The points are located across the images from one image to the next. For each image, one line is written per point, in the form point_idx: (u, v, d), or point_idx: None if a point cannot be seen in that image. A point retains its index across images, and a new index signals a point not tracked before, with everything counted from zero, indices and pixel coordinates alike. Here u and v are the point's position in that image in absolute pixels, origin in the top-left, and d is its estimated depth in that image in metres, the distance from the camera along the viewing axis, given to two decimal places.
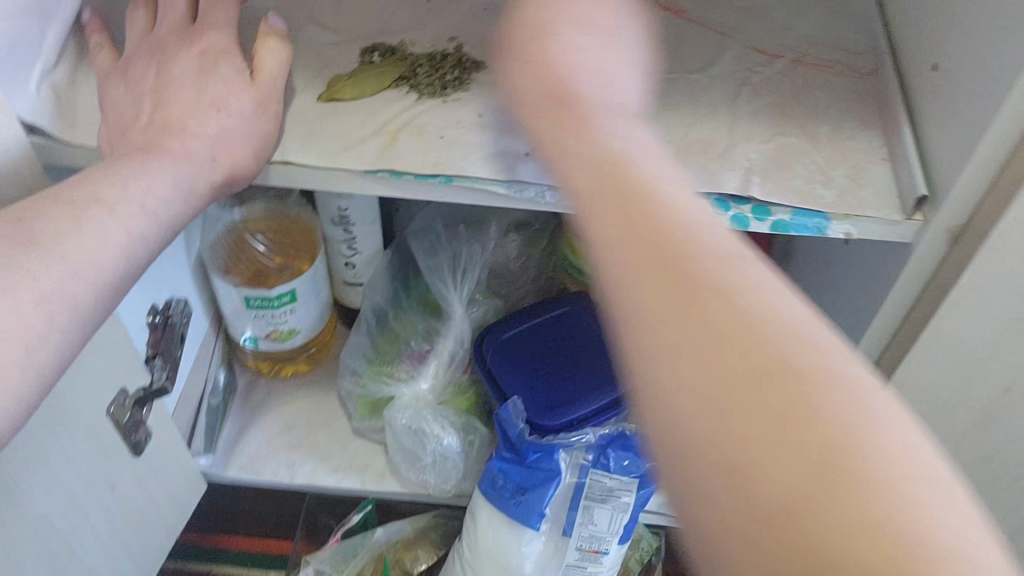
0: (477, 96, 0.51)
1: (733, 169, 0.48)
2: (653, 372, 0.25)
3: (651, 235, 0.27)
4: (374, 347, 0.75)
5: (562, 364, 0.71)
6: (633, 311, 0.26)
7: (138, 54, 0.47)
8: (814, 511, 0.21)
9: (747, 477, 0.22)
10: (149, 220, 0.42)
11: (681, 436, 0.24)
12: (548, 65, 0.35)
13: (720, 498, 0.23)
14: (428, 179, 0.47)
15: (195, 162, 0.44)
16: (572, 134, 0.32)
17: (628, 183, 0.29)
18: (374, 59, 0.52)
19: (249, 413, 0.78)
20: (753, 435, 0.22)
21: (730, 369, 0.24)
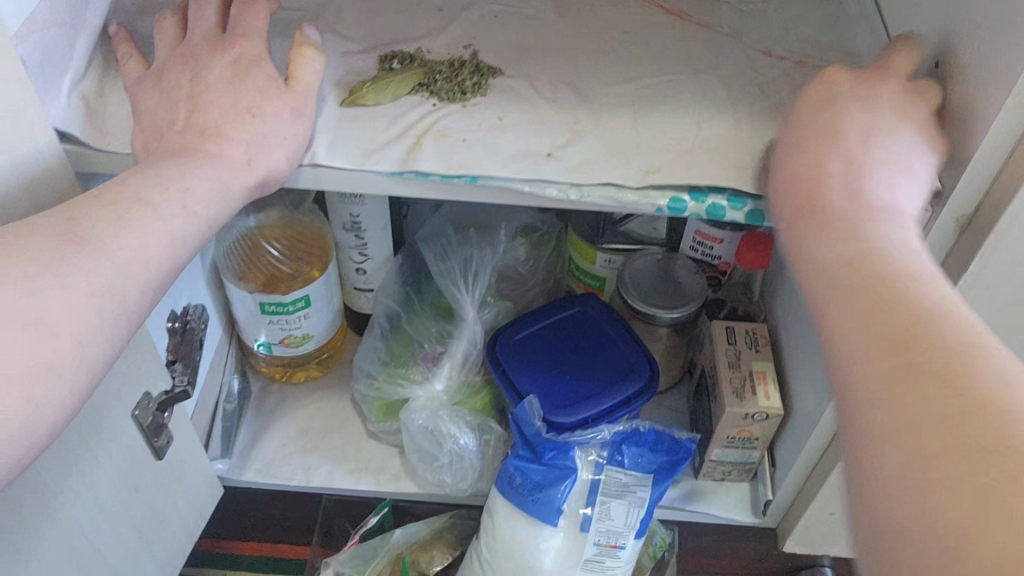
0: (496, 99, 0.53)
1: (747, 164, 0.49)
2: (873, 425, 0.30)
3: (872, 305, 0.33)
4: (388, 350, 0.76)
5: (574, 363, 0.73)
6: (860, 375, 0.32)
7: (171, 63, 0.48)
8: (976, 524, 0.26)
9: (932, 499, 0.27)
10: (192, 222, 0.43)
11: (886, 475, 0.29)
12: (835, 157, 0.42)
13: (910, 520, 0.28)
14: (452, 179, 0.49)
15: (233, 165, 0.45)
16: (834, 238, 0.38)
17: (867, 268, 0.35)
18: (394, 66, 0.54)
19: (263, 418, 0.79)
20: (943, 444, 0.28)
21: (923, 400, 0.29)
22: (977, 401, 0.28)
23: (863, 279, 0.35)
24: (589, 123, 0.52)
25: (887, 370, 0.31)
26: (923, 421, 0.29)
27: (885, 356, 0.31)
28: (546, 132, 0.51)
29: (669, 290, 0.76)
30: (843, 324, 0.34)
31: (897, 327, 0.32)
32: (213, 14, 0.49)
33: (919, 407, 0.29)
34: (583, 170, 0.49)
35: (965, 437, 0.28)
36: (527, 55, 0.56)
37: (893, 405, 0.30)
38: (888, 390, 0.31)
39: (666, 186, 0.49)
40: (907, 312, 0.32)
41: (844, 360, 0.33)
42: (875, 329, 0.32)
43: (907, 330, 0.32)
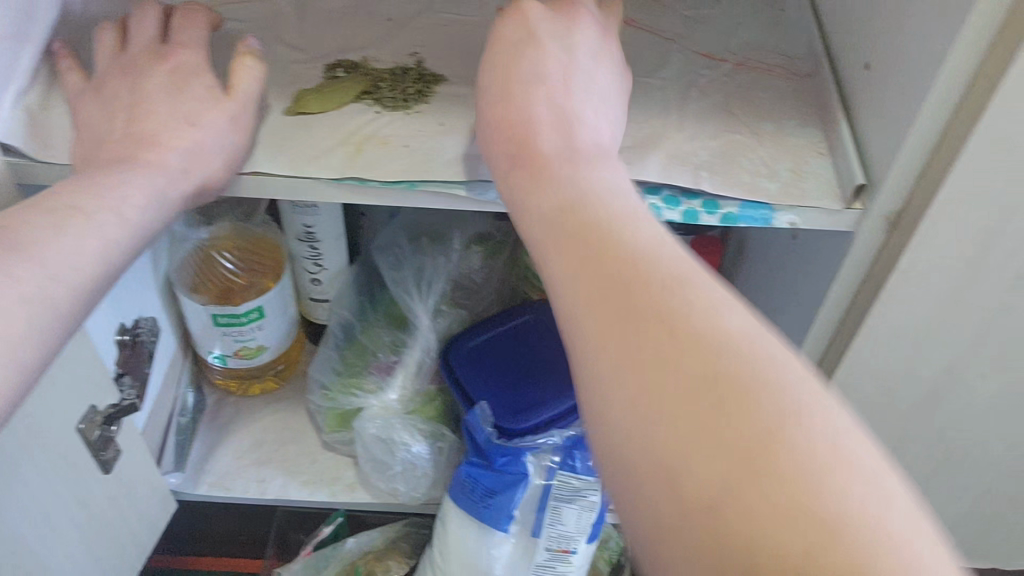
0: (439, 106, 0.53)
1: (683, 165, 0.51)
2: (613, 399, 0.30)
3: (633, 299, 0.31)
4: (341, 360, 0.76)
5: (526, 370, 0.73)
6: (591, 343, 0.31)
7: (111, 74, 0.48)
8: (736, 500, 0.26)
9: (686, 475, 0.27)
10: (128, 230, 0.44)
11: (634, 449, 0.28)
12: (538, 113, 0.41)
13: (665, 500, 0.27)
14: (393, 185, 0.50)
15: (170, 172, 0.45)
16: (556, 188, 0.37)
17: (609, 245, 0.33)
18: (339, 74, 0.54)
19: (218, 430, 0.79)
20: (727, 488, 0.26)
21: (697, 427, 0.27)
22: (707, 361, 0.28)
23: (587, 237, 0.34)
24: None
25: (616, 341, 0.30)
26: (694, 452, 0.27)
27: (611, 320, 0.31)
28: None
29: None
30: (573, 289, 0.32)
31: (619, 289, 0.31)
32: (152, 26, 0.50)
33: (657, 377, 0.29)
34: None
35: (704, 403, 0.28)
36: (471, 61, 0.57)
37: (628, 376, 0.29)
38: (621, 358, 0.30)
39: None
40: (623, 271, 0.32)
41: (575, 329, 0.32)
42: (597, 292, 0.32)
43: (635, 289, 0.31)
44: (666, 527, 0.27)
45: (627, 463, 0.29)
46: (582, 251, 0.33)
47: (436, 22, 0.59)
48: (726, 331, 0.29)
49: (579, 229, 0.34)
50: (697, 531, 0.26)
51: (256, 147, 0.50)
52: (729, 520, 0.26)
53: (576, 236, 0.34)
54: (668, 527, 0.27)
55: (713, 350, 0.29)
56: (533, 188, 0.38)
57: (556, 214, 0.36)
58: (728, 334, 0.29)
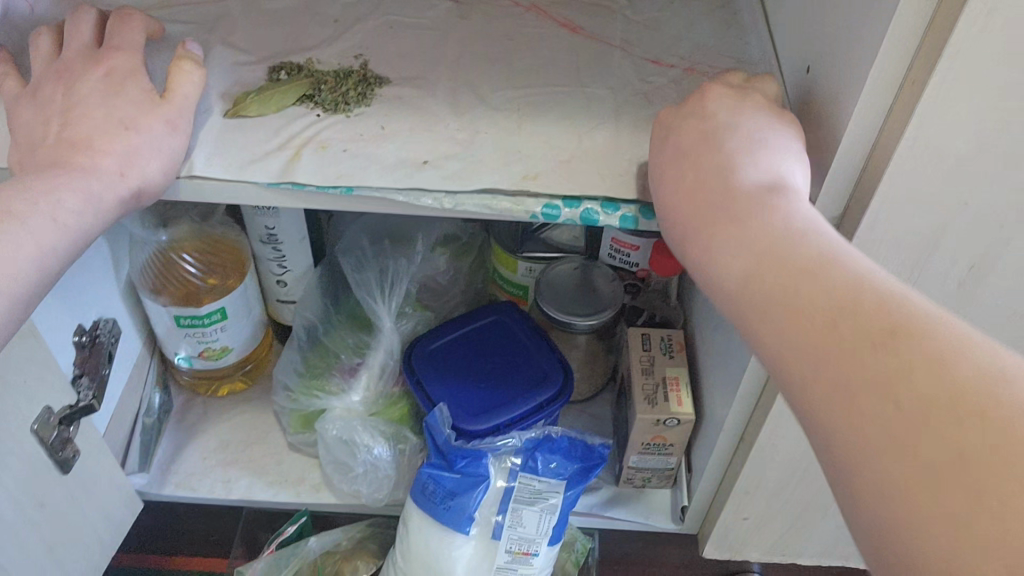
0: (381, 108, 0.53)
1: (623, 172, 0.50)
2: (810, 396, 0.32)
3: (826, 299, 0.33)
4: (305, 362, 0.77)
5: (489, 372, 0.73)
6: (788, 343, 0.34)
7: (47, 78, 0.48)
8: (928, 473, 0.27)
9: (878, 450, 0.29)
10: (60, 237, 0.42)
11: (837, 439, 0.31)
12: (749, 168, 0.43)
13: (868, 478, 0.29)
14: (328, 190, 0.49)
15: (105, 177, 0.43)
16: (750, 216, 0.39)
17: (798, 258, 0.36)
18: (281, 76, 0.54)
19: (185, 431, 0.79)
20: (916, 457, 0.28)
21: (881, 408, 0.29)
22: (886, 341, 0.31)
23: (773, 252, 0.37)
24: (473, 132, 0.52)
25: (805, 340, 0.33)
26: (882, 432, 0.29)
27: (801, 321, 0.34)
28: (427, 141, 0.52)
29: (587, 298, 0.76)
30: (761, 302, 0.36)
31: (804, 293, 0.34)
32: (87, 31, 0.50)
33: (843, 362, 0.31)
34: (459, 178, 0.50)
35: (885, 378, 0.30)
36: (416, 65, 0.57)
37: (821, 374, 0.32)
38: (810, 352, 0.33)
39: (541, 193, 0.49)
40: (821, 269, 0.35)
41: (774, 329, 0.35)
42: (790, 303, 0.34)
43: (806, 293, 0.34)
44: (873, 498, 0.29)
45: (831, 458, 0.31)
46: (762, 268, 0.37)
47: (384, 26, 0.59)
48: (902, 310, 0.31)
49: (767, 247, 0.37)
50: (896, 504, 0.28)
51: (195, 150, 0.50)
52: (923, 493, 0.27)
53: (765, 252, 0.37)
54: (881, 507, 0.29)
55: (890, 329, 0.31)
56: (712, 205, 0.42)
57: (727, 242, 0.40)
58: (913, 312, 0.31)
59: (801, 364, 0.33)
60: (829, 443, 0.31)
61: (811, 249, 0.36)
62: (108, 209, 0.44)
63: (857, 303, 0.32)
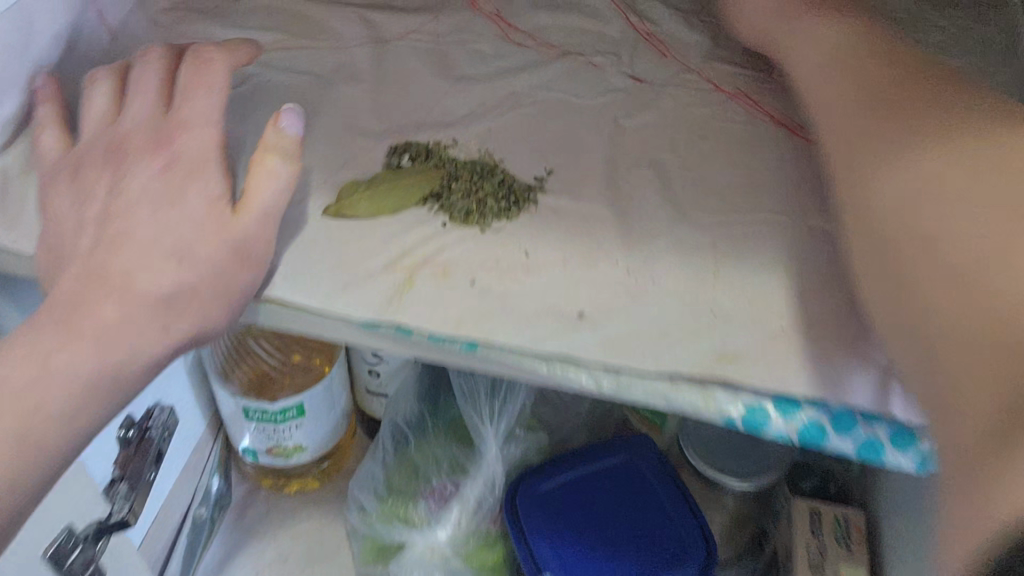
0: (529, 225, 0.39)
1: (861, 365, 0.34)
2: (891, 182, 0.31)
3: (909, 116, 0.32)
4: (387, 481, 0.62)
5: (613, 530, 0.58)
6: (858, 140, 0.34)
7: (93, 152, 0.36)
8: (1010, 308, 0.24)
9: (942, 271, 0.27)
10: (63, 431, 0.30)
11: (888, 223, 0.30)
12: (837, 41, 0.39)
13: (913, 264, 0.29)
14: (444, 342, 0.36)
15: (146, 336, 0.32)
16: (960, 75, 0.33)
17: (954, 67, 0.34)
18: (404, 162, 0.42)
19: (241, 533, 0.67)
20: (988, 278, 0.25)
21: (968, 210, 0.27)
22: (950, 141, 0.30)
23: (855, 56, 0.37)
24: (650, 275, 0.37)
25: (873, 122, 0.34)
26: (949, 221, 0.28)
27: (889, 124, 0.33)
28: (586, 284, 0.37)
29: (743, 450, 0.61)
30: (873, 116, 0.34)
31: (931, 123, 0.31)
32: (154, 85, 0.37)
33: (908, 137, 0.32)
34: (626, 348, 0.35)
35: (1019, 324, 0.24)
36: (582, 171, 0.42)
37: (893, 152, 0.32)
38: (910, 177, 0.30)
39: (743, 387, 0.34)
40: (961, 114, 0.30)
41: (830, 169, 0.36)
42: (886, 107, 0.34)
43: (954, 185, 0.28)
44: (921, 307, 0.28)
45: (868, 218, 0.32)
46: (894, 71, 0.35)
47: (543, 113, 0.45)
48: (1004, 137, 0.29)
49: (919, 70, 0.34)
50: (958, 313, 0.26)
51: (276, 266, 0.37)
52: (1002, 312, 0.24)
53: (911, 77, 0.34)
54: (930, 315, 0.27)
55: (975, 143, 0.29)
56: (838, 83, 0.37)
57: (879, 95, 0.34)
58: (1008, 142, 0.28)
59: (861, 150, 0.33)
60: (873, 216, 0.31)
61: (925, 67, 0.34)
62: (137, 381, 0.32)
63: (989, 150, 0.28)
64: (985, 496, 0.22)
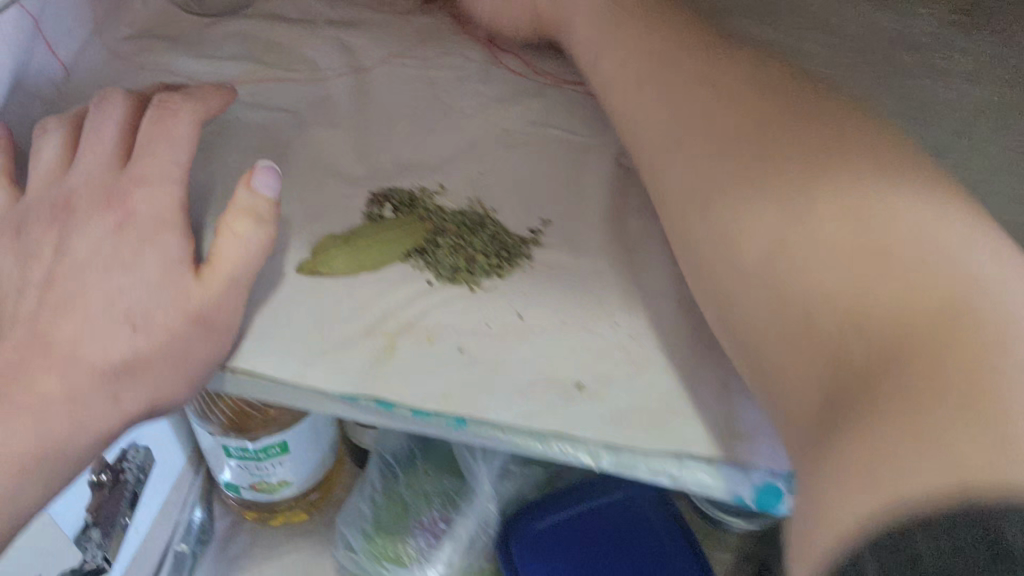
0: (521, 282, 0.37)
1: None
2: (717, 192, 0.29)
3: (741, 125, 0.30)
4: (374, 517, 0.60)
5: (609, 569, 0.56)
6: (700, 151, 0.31)
7: (40, 211, 0.32)
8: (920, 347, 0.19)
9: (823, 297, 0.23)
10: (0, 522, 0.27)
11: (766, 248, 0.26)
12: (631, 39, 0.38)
13: (759, 292, 0.26)
14: (430, 417, 0.33)
15: (98, 415, 0.28)
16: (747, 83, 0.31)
17: (736, 75, 0.32)
18: (385, 212, 0.39)
19: (224, 568, 0.65)
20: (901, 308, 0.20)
21: (831, 197, 0.24)
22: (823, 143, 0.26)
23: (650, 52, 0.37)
24: (650, 340, 0.35)
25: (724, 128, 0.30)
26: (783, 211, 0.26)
27: (735, 134, 0.29)
28: (583, 354, 0.35)
29: None
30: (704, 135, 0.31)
31: (755, 136, 0.29)
32: (111, 136, 0.34)
33: (752, 149, 0.28)
34: (628, 424, 0.33)
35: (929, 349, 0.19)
36: (580, 221, 0.40)
37: (733, 165, 0.29)
38: (757, 184, 0.27)
39: (754, 467, 0.32)
40: (815, 107, 0.28)
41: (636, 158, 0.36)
42: (743, 112, 0.30)
43: (823, 173, 0.25)
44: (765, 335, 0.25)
45: (680, 214, 0.31)
46: (701, 88, 0.33)
47: (539, 156, 0.43)
48: (870, 142, 0.26)
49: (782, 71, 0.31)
50: (844, 339, 0.21)
51: (246, 332, 0.34)
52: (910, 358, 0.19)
53: (770, 82, 0.31)
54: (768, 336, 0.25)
55: (847, 142, 0.26)
56: (671, 86, 0.34)
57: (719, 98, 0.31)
58: (879, 152, 0.25)
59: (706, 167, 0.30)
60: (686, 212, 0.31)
61: (771, 71, 0.31)
62: (89, 460, 0.29)
63: (847, 148, 0.26)
64: (814, 511, 0.19)
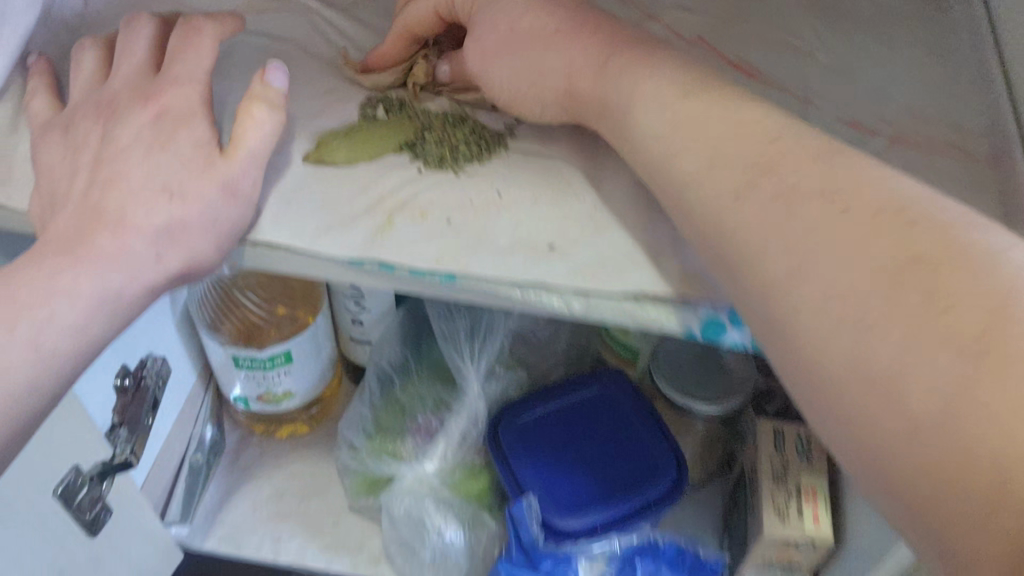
0: (498, 167, 0.42)
1: None
2: (798, 295, 0.29)
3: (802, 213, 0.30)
4: (375, 418, 0.66)
5: (588, 453, 0.62)
6: (765, 242, 0.31)
7: (85, 109, 0.38)
8: None
9: (945, 410, 0.23)
10: (73, 350, 0.32)
11: (865, 363, 0.26)
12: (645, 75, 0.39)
13: (865, 409, 0.26)
14: (423, 275, 0.39)
15: (143, 267, 0.34)
16: (787, 156, 0.32)
17: (772, 148, 0.33)
18: (378, 114, 0.45)
19: (237, 477, 0.71)
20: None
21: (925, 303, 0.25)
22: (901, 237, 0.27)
23: (693, 110, 0.37)
24: (613, 209, 0.41)
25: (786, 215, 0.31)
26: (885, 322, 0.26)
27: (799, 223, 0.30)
28: (554, 221, 0.40)
29: (712, 377, 0.64)
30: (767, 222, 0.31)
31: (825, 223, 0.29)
32: (143, 48, 0.39)
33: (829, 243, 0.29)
34: (593, 274, 0.38)
35: None
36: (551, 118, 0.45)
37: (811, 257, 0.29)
38: (843, 278, 0.28)
39: (700, 302, 0.38)
40: (870, 186, 0.30)
41: (632, 99, 0.40)
42: (798, 194, 0.31)
43: (908, 270, 0.26)
44: (885, 463, 0.25)
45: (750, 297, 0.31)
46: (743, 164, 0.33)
47: None
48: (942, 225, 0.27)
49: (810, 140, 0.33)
50: (981, 458, 0.22)
51: (262, 211, 0.40)
52: None
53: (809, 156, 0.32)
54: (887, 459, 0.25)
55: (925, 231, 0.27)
56: (702, 150, 0.35)
57: (758, 172, 0.33)
58: (950, 233, 0.27)
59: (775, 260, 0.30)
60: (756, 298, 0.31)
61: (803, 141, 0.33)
62: (139, 307, 0.34)
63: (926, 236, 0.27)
64: None
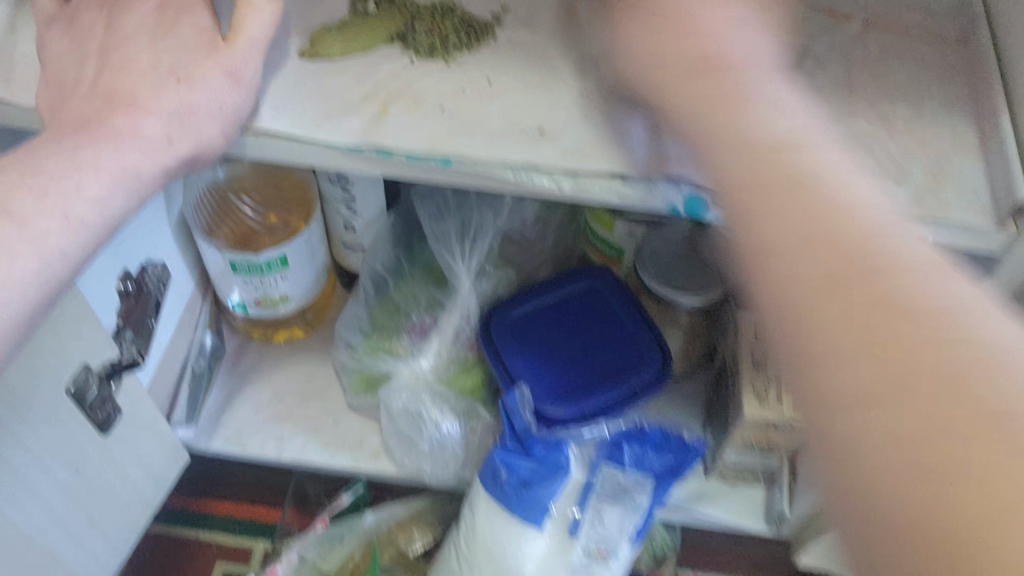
0: (488, 58, 0.44)
1: None
2: (806, 365, 0.26)
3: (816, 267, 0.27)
4: (371, 318, 0.69)
5: (577, 346, 0.64)
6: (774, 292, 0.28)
7: (87, 2, 0.39)
8: None
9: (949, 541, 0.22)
10: (92, 228, 0.35)
11: (871, 464, 0.24)
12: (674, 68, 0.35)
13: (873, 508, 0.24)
14: (421, 160, 0.40)
15: (154, 148, 0.35)
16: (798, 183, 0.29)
17: (781, 174, 0.29)
18: (369, 7, 0.45)
19: (238, 380, 0.73)
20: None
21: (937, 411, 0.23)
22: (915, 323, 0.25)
23: (710, 111, 0.33)
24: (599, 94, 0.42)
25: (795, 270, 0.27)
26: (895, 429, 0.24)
27: (804, 277, 0.27)
28: (543, 106, 0.42)
29: (694, 271, 0.67)
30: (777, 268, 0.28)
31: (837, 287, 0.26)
32: None
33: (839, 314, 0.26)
34: (582, 155, 0.40)
35: None
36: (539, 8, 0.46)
37: (818, 321, 0.26)
38: (846, 360, 0.25)
39: (682, 179, 0.40)
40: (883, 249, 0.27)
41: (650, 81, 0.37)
42: (803, 243, 0.27)
43: (923, 366, 0.24)
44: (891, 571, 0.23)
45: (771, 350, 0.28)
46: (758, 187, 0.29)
47: None
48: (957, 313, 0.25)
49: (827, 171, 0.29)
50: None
51: (262, 101, 0.41)
52: None
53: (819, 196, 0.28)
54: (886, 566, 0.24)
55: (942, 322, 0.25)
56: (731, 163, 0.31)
57: (766, 207, 0.29)
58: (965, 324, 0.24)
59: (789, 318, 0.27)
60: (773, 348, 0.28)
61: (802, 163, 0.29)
62: (150, 188, 0.37)
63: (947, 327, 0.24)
64: None
